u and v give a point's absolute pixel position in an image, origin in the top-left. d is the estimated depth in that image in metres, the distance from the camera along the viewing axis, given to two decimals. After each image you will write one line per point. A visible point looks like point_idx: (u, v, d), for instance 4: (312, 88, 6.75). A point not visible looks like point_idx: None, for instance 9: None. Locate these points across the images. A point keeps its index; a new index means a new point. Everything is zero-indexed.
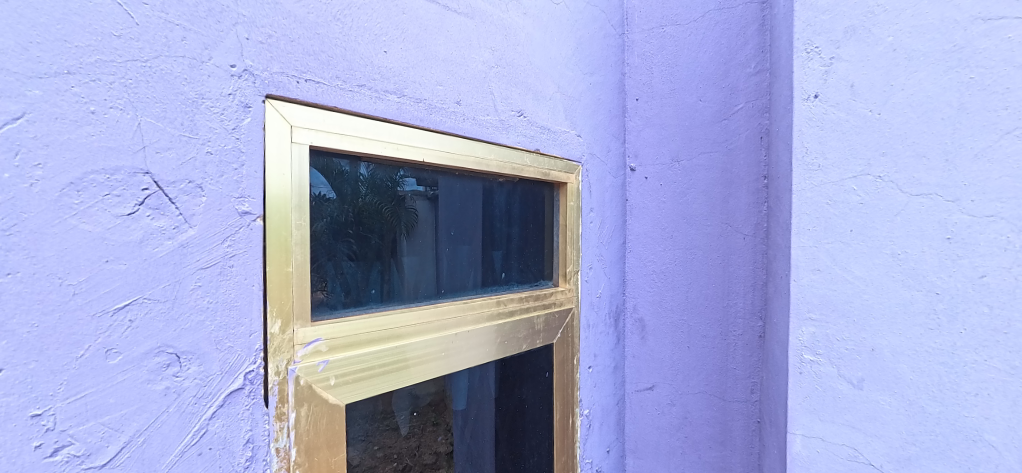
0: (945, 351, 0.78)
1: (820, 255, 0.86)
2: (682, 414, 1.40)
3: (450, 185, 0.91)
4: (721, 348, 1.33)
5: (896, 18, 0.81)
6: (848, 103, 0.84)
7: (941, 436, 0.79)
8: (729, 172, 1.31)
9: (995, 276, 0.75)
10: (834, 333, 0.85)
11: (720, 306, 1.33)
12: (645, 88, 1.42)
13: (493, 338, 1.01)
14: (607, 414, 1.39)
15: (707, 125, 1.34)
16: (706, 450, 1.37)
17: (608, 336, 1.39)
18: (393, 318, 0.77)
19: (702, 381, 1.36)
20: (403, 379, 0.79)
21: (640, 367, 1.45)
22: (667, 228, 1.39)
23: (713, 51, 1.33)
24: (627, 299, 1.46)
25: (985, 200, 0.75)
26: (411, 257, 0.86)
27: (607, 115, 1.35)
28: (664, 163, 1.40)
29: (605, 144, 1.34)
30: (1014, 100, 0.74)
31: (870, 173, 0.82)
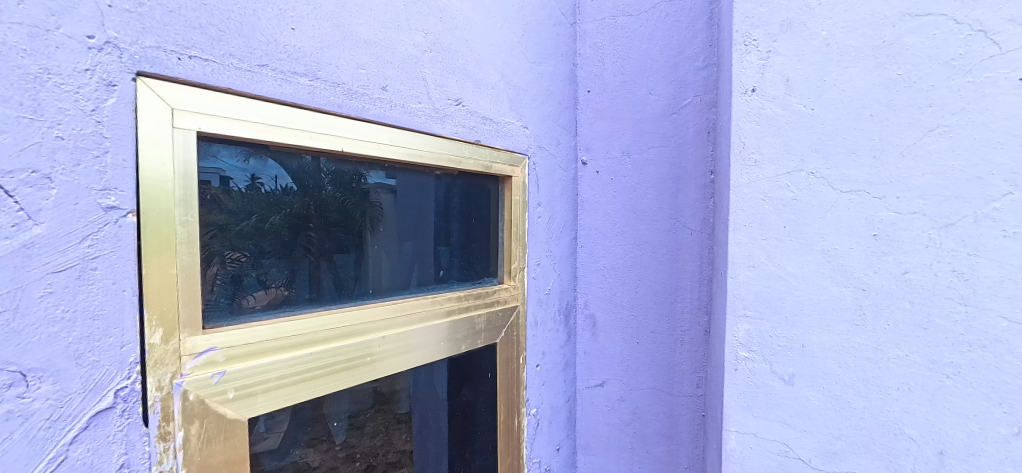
0: (870, 347, 0.80)
1: (755, 252, 0.87)
2: (631, 410, 1.40)
3: (412, 180, 0.91)
4: (670, 343, 1.33)
5: (830, 13, 0.81)
6: (783, 98, 0.84)
7: (865, 430, 0.81)
8: (677, 168, 1.31)
9: (917, 272, 0.76)
10: (768, 330, 0.87)
11: (668, 301, 1.33)
12: (597, 80, 1.40)
13: (432, 338, 0.96)
14: (557, 411, 1.37)
15: (657, 119, 1.33)
16: (655, 445, 1.38)
17: (559, 332, 1.38)
18: (316, 319, 0.72)
19: (651, 376, 1.36)
20: (325, 386, 0.73)
21: (591, 364, 1.45)
22: (617, 223, 1.39)
23: (663, 44, 1.32)
24: (580, 295, 1.45)
25: (909, 198, 0.76)
26: (379, 252, 0.87)
27: (557, 107, 1.33)
28: (615, 156, 1.39)
29: (553, 136, 1.31)
30: (939, 97, 0.74)
31: (804, 170, 0.83)
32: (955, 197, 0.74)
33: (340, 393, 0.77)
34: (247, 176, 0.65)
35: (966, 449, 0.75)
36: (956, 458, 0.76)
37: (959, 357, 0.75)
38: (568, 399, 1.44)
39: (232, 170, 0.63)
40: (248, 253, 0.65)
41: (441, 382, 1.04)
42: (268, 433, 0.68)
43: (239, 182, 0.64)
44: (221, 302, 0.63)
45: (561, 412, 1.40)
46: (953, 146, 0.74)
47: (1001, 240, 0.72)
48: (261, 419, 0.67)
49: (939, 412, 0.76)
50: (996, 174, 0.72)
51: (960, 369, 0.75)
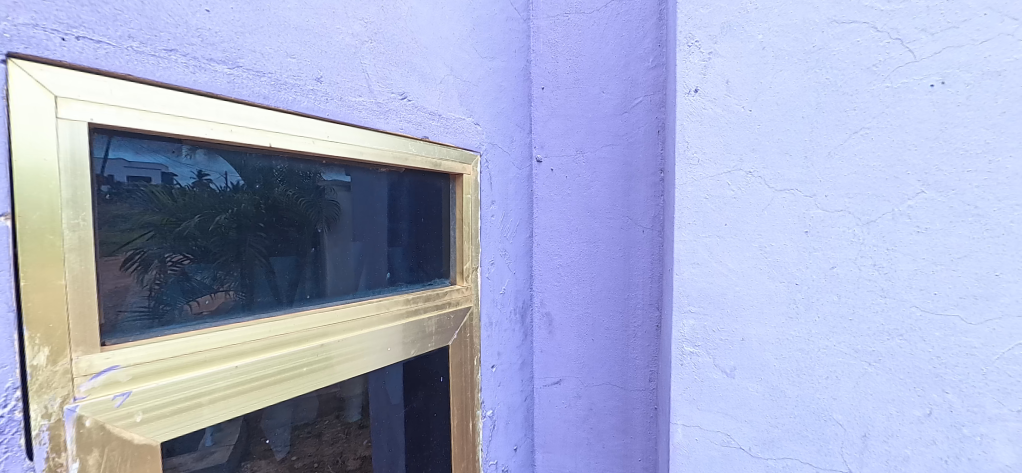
0: (803, 338, 0.84)
1: (698, 249, 0.89)
2: (587, 406, 1.41)
3: (369, 178, 0.91)
4: (623, 339, 1.35)
5: (765, 17, 0.84)
6: (723, 99, 0.86)
7: (798, 417, 0.85)
8: (628, 166, 1.33)
9: (843, 267, 0.81)
10: (710, 325, 0.89)
11: (621, 297, 1.35)
12: (551, 77, 1.40)
13: (384, 342, 0.93)
14: (514, 412, 1.37)
15: (609, 118, 1.34)
16: (610, 439, 1.39)
17: (515, 332, 1.36)
18: (240, 329, 0.67)
19: (606, 372, 1.38)
20: (260, 399, 0.69)
21: (548, 362, 1.45)
22: (572, 221, 1.39)
23: (614, 44, 1.33)
24: (536, 293, 1.44)
25: (836, 196, 0.80)
26: (336, 252, 0.86)
27: (510, 104, 1.31)
28: (569, 154, 1.39)
29: (507, 134, 1.29)
30: (862, 101, 0.79)
31: (742, 169, 0.86)
32: (875, 195, 0.78)
33: (279, 405, 0.74)
34: (194, 173, 0.63)
35: (885, 430, 0.81)
36: (878, 441, 0.81)
37: (879, 345, 0.80)
38: (525, 398, 1.43)
39: (176, 167, 0.61)
40: (190, 255, 0.64)
41: (395, 388, 1.01)
42: (215, 448, 0.66)
43: (184, 180, 0.62)
44: (159, 307, 0.61)
45: (518, 412, 1.39)
46: (873, 148, 0.78)
47: (915, 236, 0.77)
48: (207, 433, 0.64)
49: (862, 398, 0.81)
50: (911, 174, 0.76)
51: (880, 357, 0.80)
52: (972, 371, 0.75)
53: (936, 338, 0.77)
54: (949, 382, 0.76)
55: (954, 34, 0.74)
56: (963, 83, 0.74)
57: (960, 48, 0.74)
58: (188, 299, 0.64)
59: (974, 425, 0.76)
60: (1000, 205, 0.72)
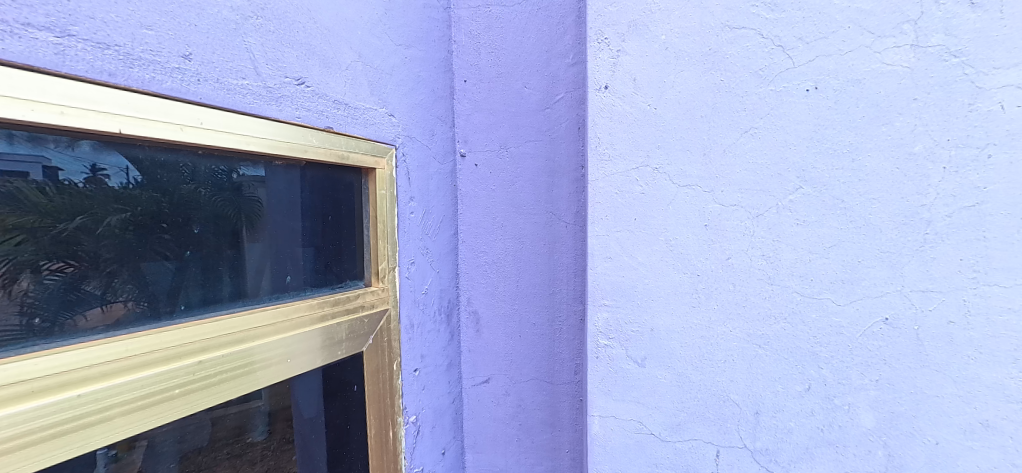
0: (704, 326, 0.89)
1: (610, 244, 0.91)
2: (515, 403, 1.41)
3: (289, 174, 0.89)
4: (549, 334, 1.36)
5: (668, 18, 0.87)
6: (631, 97, 0.89)
7: (701, 400, 0.91)
8: (551, 162, 1.33)
9: (737, 258, 0.86)
10: (623, 317, 0.92)
11: (546, 293, 1.35)
12: (472, 70, 1.36)
13: (298, 347, 0.90)
14: (440, 414, 1.33)
15: (532, 113, 1.34)
16: (539, 434, 1.40)
17: (440, 332, 1.32)
18: (126, 340, 0.64)
19: (533, 368, 1.38)
20: (133, 423, 0.65)
21: (476, 361, 1.43)
22: (496, 217, 1.37)
23: (535, 38, 1.32)
24: (462, 291, 1.41)
25: (731, 191, 0.86)
26: (258, 250, 0.85)
27: (429, 96, 1.25)
28: (492, 149, 1.37)
29: (426, 127, 1.24)
30: (751, 102, 0.84)
31: (649, 165, 0.88)
32: (763, 190, 0.85)
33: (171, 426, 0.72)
34: (85, 167, 0.61)
35: (774, 406, 0.88)
36: (768, 416, 0.88)
37: (768, 329, 0.87)
38: (453, 400, 1.40)
39: (63, 160, 0.59)
40: (75, 261, 0.62)
41: (310, 398, 0.97)
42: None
43: (73, 174, 0.60)
44: (40, 319, 0.59)
45: (445, 414, 1.36)
46: (761, 146, 0.84)
47: (795, 228, 0.84)
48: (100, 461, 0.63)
49: (755, 378, 0.88)
50: (791, 172, 0.83)
51: (768, 340, 0.87)
52: (841, 348, 0.84)
53: (812, 319, 0.85)
54: (823, 359, 0.85)
55: (825, 44, 0.81)
56: (832, 89, 0.81)
57: (829, 56, 0.81)
58: (78, 310, 0.62)
59: (843, 396, 0.85)
60: (862, 199, 0.81)
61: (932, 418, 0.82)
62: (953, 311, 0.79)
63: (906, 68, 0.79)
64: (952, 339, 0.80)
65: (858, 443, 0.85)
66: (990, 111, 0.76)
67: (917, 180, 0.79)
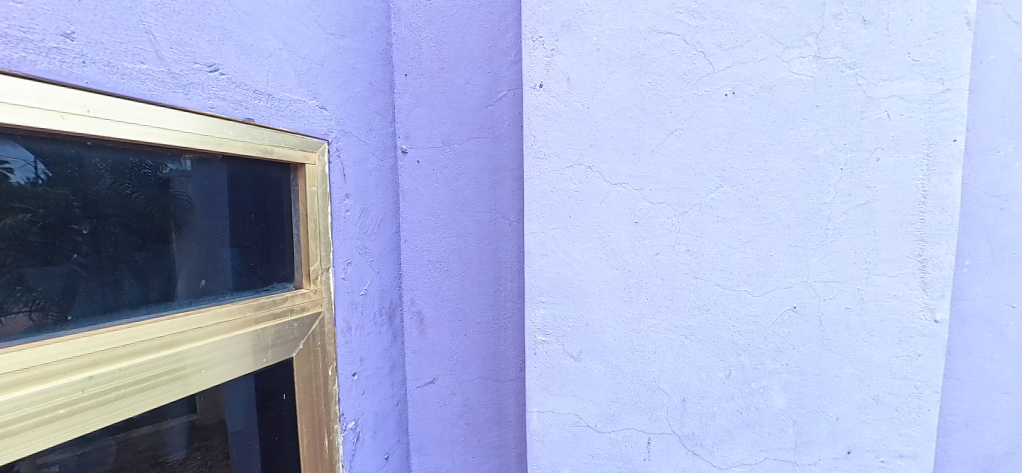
0: (635, 319, 0.93)
1: (546, 241, 0.92)
2: (461, 403, 1.40)
3: (216, 171, 0.86)
4: (493, 332, 1.36)
5: (599, 20, 0.89)
6: (565, 96, 0.90)
7: (634, 391, 0.95)
8: (495, 159, 1.32)
9: (665, 253, 0.90)
10: (559, 313, 0.94)
11: (491, 290, 1.34)
12: (413, 64, 1.32)
13: (226, 354, 0.87)
14: (382, 418, 1.29)
15: (474, 110, 1.32)
16: (485, 432, 1.40)
17: (381, 334, 1.28)
18: (9, 356, 0.62)
19: (479, 366, 1.38)
20: (30, 440, 0.64)
21: (421, 362, 1.40)
22: (440, 215, 1.35)
23: (478, 35, 1.31)
24: (405, 291, 1.38)
25: (659, 190, 0.89)
26: (184, 251, 0.83)
27: (366, 89, 1.20)
28: (434, 146, 1.34)
29: (363, 121, 1.19)
30: (676, 104, 0.88)
31: (583, 163, 0.90)
32: (688, 189, 0.89)
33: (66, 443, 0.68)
34: None
35: (698, 393, 0.93)
36: (693, 402, 0.93)
37: (693, 320, 0.92)
38: (397, 403, 1.36)
39: None
40: None
41: (238, 410, 0.93)
42: None
43: None
44: None
45: (388, 418, 1.32)
46: (685, 146, 0.89)
47: (716, 225, 0.89)
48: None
49: (682, 367, 0.93)
50: (712, 171, 0.88)
51: (693, 330, 0.92)
52: (756, 336, 0.91)
53: (731, 310, 0.91)
54: (741, 346, 0.91)
55: (741, 51, 0.87)
56: (747, 94, 0.87)
57: (744, 64, 0.87)
58: None
59: (759, 380, 0.92)
60: (773, 197, 0.88)
61: (833, 396, 0.90)
62: (849, 299, 0.88)
63: (810, 78, 0.86)
64: (849, 324, 0.88)
65: (772, 423, 0.92)
66: (879, 119, 0.85)
67: (819, 180, 0.87)
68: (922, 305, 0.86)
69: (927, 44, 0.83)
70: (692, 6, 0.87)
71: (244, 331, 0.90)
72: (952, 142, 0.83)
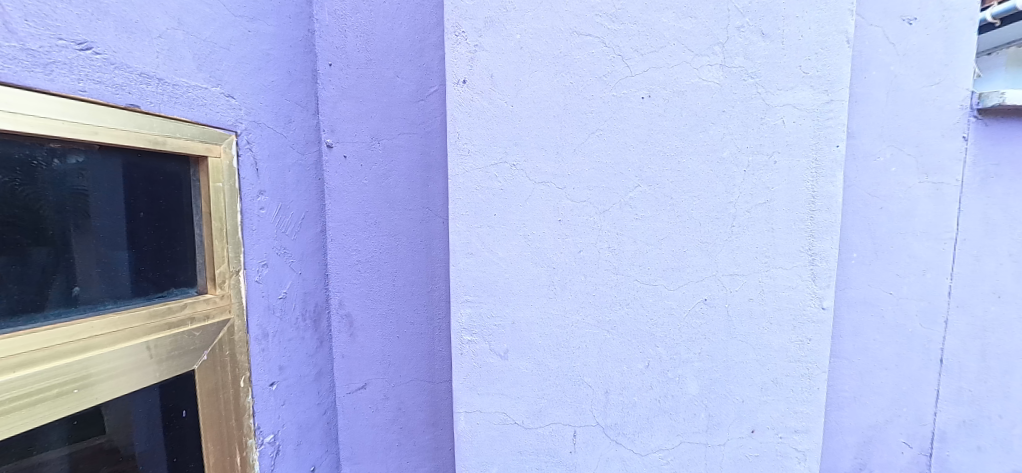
0: (560, 315, 0.94)
1: (471, 239, 0.92)
2: (395, 407, 1.35)
3: (112, 168, 0.80)
4: (427, 333, 1.32)
5: (521, 18, 0.89)
6: (489, 93, 0.90)
7: (559, 386, 0.96)
8: (426, 155, 1.28)
9: (587, 250, 0.93)
10: (485, 311, 0.94)
11: (425, 290, 1.31)
12: (339, 54, 1.25)
13: (118, 366, 0.79)
14: (306, 429, 1.22)
15: (404, 105, 1.28)
16: (420, 436, 1.36)
17: (304, 340, 1.20)
18: None
19: (413, 368, 1.34)
20: None
21: (351, 367, 1.34)
22: (370, 213, 1.29)
23: (408, 26, 1.26)
24: (332, 294, 1.31)
25: (581, 188, 0.91)
26: (72, 252, 0.77)
27: (284, 78, 1.12)
28: (362, 141, 1.28)
29: (280, 113, 1.11)
30: (597, 105, 0.91)
31: (507, 161, 0.90)
32: (608, 188, 0.92)
33: None
34: None
35: (620, 384, 0.97)
36: (616, 394, 0.97)
37: (614, 315, 0.95)
38: (324, 411, 1.29)
39: None
40: None
41: (132, 429, 0.85)
42: None
43: None
44: None
45: (314, 428, 1.25)
46: (606, 147, 0.91)
47: (635, 222, 0.93)
48: None
49: (604, 360, 0.96)
50: (630, 171, 0.92)
51: (614, 325, 0.95)
52: (672, 328, 0.96)
53: (649, 303, 0.95)
54: (658, 338, 0.96)
55: (656, 57, 0.91)
56: (662, 98, 0.91)
57: (659, 68, 0.91)
58: None
59: (675, 369, 0.97)
60: (686, 197, 0.93)
61: (739, 381, 0.97)
62: (751, 290, 0.95)
63: (717, 84, 0.92)
64: (751, 313, 0.96)
65: (687, 409, 0.98)
66: (776, 125, 0.92)
67: (725, 180, 0.93)
68: (812, 295, 0.95)
69: (815, 59, 0.91)
70: (611, 10, 0.89)
71: (132, 342, 0.82)
72: (835, 148, 0.92)
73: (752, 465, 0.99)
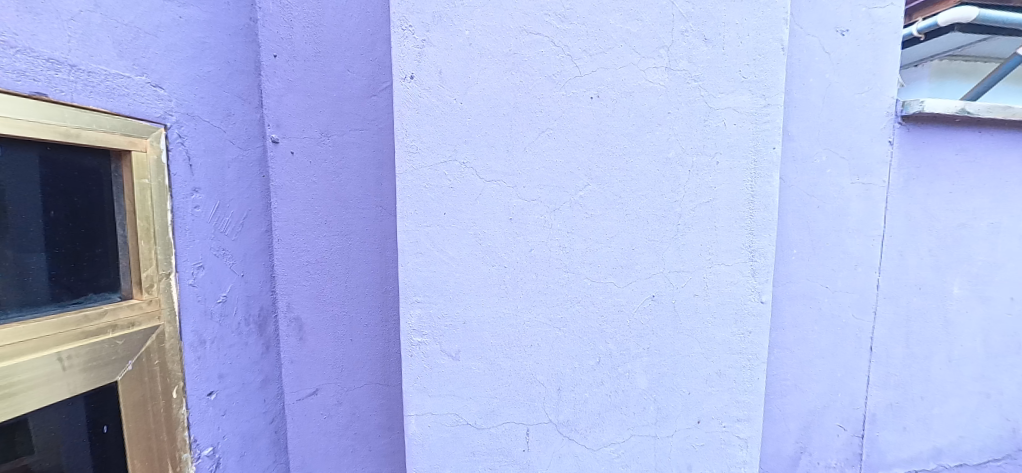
0: (512, 314, 0.94)
1: (420, 238, 0.90)
2: (349, 412, 1.31)
3: (27, 162, 0.74)
4: (382, 335, 1.29)
5: (470, 15, 0.88)
6: (437, 89, 0.88)
7: (512, 385, 0.96)
8: (380, 152, 1.25)
9: (539, 249, 0.93)
10: (436, 312, 0.92)
11: (379, 291, 1.27)
12: (284, 44, 1.20)
13: (28, 379, 0.72)
14: (250, 439, 1.15)
15: (356, 100, 1.23)
16: (377, 440, 1.32)
17: (248, 346, 1.14)
18: None
19: (368, 371, 1.30)
20: None
21: (301, 373, 1.28)
22: (320, 212, 1.24)
23: (359, 19, 1.22)
24: (279, 296, 1.24)
25: (531, 187, 0.91)
26: None
27: (222, 68, 1.05)
28: (311, 136, 1.22)
29: (217, 105, 1.04)
30: (546, 105, 0.91)
31: (457, 159, 0.89)
32: (558, 187, 0.92)
33: None
34: None
35: (572, 381, 0.98)
36: (568, 391, 0.98)
37: (566, 312, 0.96)
38: (272, 420, 1.23)
39: None
40: None
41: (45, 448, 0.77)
42: None
43: None
44: None
45: (260, 438, 1.19)
46: (556, 146, 0.92)
47: (585, 221, 0.94)
48: None
49: (557, 358, 0.97)
50: (580, 171, 0.93)
51: (566, 322, 0.96)
52: (621, 324, 0.98)
53: (599, 300, 0.96)
54: (609, 334, 0.97)
55: (604, 58, 0.92)
56: (610, 98, 0.93)
57: (607, 69, 0.92)
58: None
59: (625, 364, 0.99)
60: (634, 196, 0.95)
61: (685, 373, 1.01)
62: (696, 286, 0.99)
63: (663, 86, 0.94)
64: (696, 308, 0.99)
65: (637, 403, 1.00)
66: (718, 127, 0.96)
67: (671, 180, 0.96)
68: (751, 290, 1.00)
69: (753, 65, 0.96)
70: (560, 10, 0.90)
71: (45, 352, 0.74)
72: (772, 150, 0.97)
73: (699, 454, 1.03)
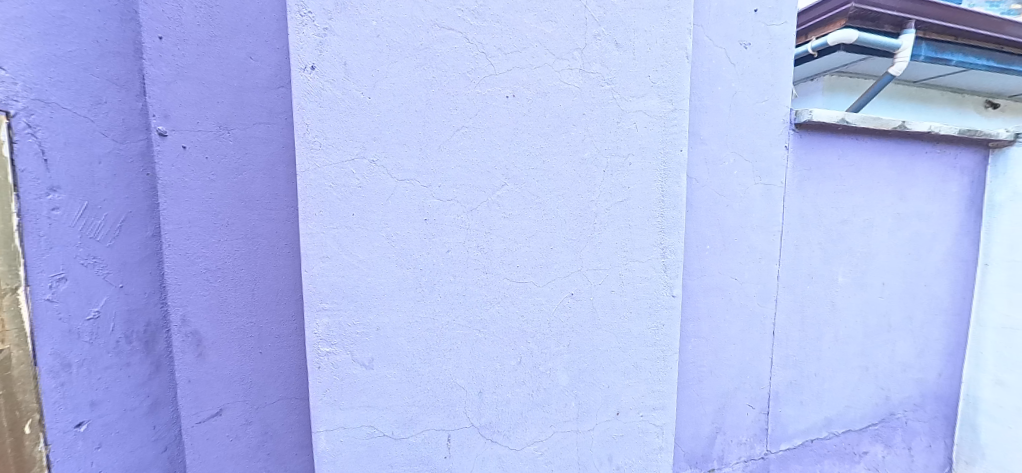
0: (428, 318, 0.91)
1: (327, 241, 0.84)
2: (261, 431, 1.19)
3: None
4: (297, 346, 1.20)
5: (378, 5, 0.83)
6: (342, 82, 0.83)
7: (431, 391, 0.93)
8: (290, 149, 1.15)
9: (456, 250, 0.91)
10: (345, 320, 0.87)
11: (293, 299, 1.18)
12: (172, 25, 1.06)
13: None
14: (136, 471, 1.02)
15: (261, 91, 1.12)
16: (294, 459, 1.23)
17: (130, 367, 0.99)
18: None
19: (282, 385, 1.20)
20: None
21: (200, 393, 1.14)
22: (220, 214, 1.11)
23: (263, 2, 1.11)
24: (171, 309, 1.09)
25: (446, 187, 0.89)
26: None
27: (89, 49, 0.91)
28: (207, 129, 1.09)
29: (84, 91, 0.90)
30: (460, 102, 0.89)
31: (365, 157, 0.85)
32: (474, 187, 0.91)
33: None
34: None
35: (493, 383, 0.96)
36: (489, 393, 0.96)
37: (486, 313, 0.94)
38: (164, 449, 1.09)
39: None
40: None
41: None
42: None
43: None
44: None
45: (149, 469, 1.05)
46: (472, 145, 0.90)
47: (503, 221, 0.93)
48: None
49: (476, 360, 0.95)
50: (497, 170, 0.92)
51: (486, 324, 0.94)
52: (542, 323, 0.98)
53: (519, 300, 0.96)
54: (530, 334, 0.97)
55: (519, 57, 0.91)
56: (526, 98, 0.93)
57: (522, 69, 0.92)
58: None
59: (545, 362, 0.99)
60: (551, 196, 0.96)
61: (604, 368, 1.03)
62: (614, 283, 1.01)
63: (577, 88, 0.96)
64: (613, 304, 1.02)
65: (558, 400, 1.01)
66: (629, 129, 0.99)
67: (587, 180, 0.98)
68: (663, 284, 1.05)
69: (661, 71, 1.00)
70: (473, 6, 0.88)
71: None
72: (680, 152, 1.02)
73: (619, 445, 1.06)
